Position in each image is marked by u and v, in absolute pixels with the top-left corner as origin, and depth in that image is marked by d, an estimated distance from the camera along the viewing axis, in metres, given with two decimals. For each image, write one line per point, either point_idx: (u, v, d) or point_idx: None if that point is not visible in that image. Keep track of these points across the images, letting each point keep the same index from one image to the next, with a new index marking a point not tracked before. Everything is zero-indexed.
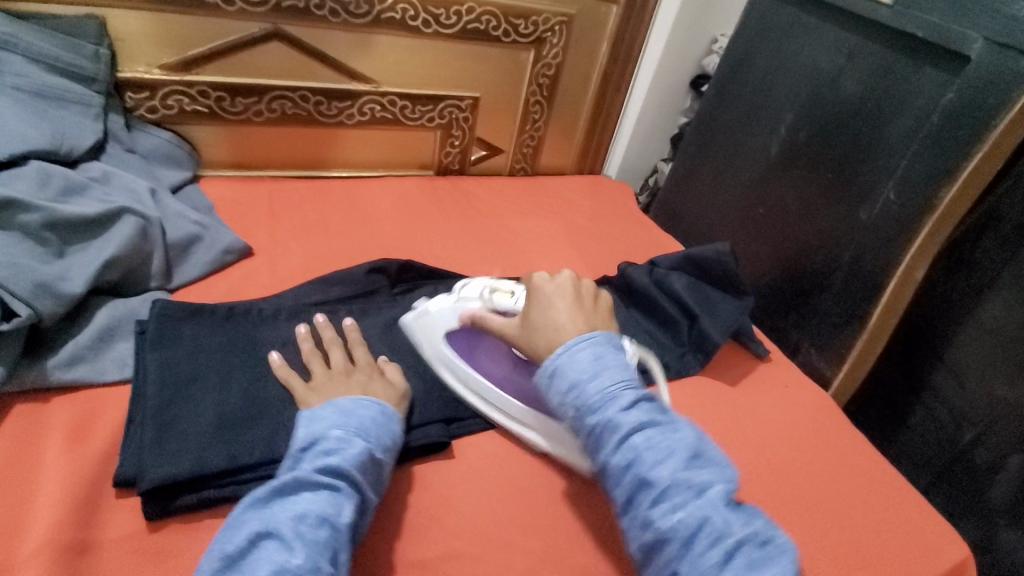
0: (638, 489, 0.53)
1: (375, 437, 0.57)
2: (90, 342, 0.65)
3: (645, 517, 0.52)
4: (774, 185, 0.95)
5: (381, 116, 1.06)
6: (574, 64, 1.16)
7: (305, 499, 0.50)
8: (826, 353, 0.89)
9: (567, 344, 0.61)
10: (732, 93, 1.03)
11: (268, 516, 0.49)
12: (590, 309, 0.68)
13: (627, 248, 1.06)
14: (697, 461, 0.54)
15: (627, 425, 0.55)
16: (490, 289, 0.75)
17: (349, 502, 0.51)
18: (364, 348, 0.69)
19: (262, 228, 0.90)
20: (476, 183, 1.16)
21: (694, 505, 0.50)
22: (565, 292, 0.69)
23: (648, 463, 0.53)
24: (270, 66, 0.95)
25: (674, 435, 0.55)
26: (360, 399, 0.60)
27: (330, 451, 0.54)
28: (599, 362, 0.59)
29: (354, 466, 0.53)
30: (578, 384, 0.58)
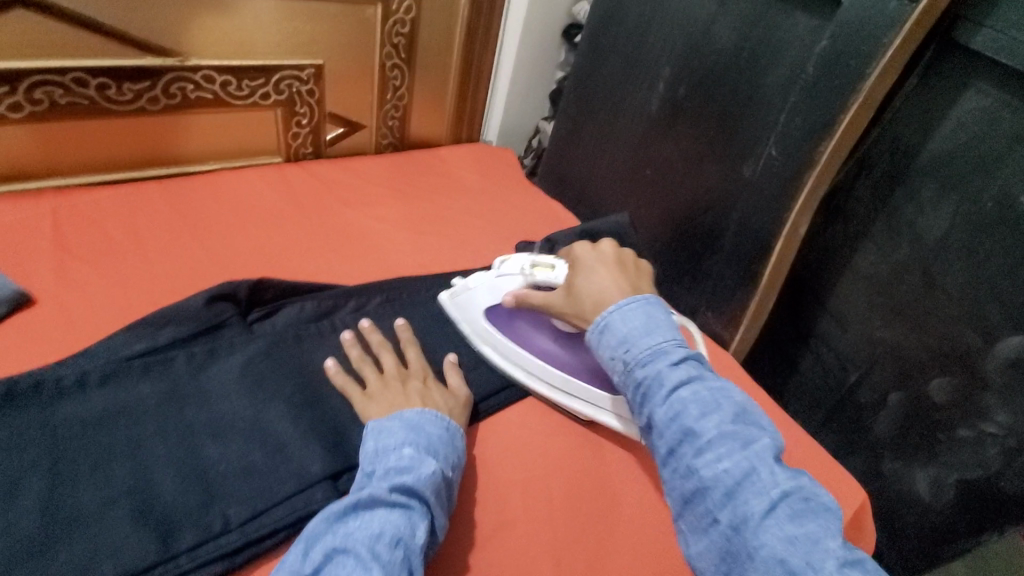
0: (683, 440, 0.47)
1: (444, 455, 0.54)
2: None
3: (689, 467, 0.46)
4: (660, 143, 0.90)
5: (197, 97, 0.85)
6: (432, 18, 1.01)
7: (379, 517, 0.47)
8: (722, 316, 0.88)
9: (619, 304, 0.57)
10: (607, 46, 0.95)
11: (345, 534, 0.46)
12: (635, 275, 0.62)
13: (519, 224, 0.97)
14: (746, 418, 0.48)
15: (673, 378, 0.50)
16: (530, 264, 0.69)
17: (424, 523, 0.48)
18: (417, 352, 0.65)
19: (48, 262, 0.68)
20: (339, 167, 1.00)
21: (739, 455, 0.45)
22: (610, 262, 0.63)
23: (692, 415, 0.48)
24: (19, 43, 0.71)
25: (725, 392, 0.49)
26: (423, 411, 0.57)
27: (403, 469, 0.51)
28: (650, 323, 0.54)
29: (426, 485, 0.50)
30: (628, 341, 0.54)
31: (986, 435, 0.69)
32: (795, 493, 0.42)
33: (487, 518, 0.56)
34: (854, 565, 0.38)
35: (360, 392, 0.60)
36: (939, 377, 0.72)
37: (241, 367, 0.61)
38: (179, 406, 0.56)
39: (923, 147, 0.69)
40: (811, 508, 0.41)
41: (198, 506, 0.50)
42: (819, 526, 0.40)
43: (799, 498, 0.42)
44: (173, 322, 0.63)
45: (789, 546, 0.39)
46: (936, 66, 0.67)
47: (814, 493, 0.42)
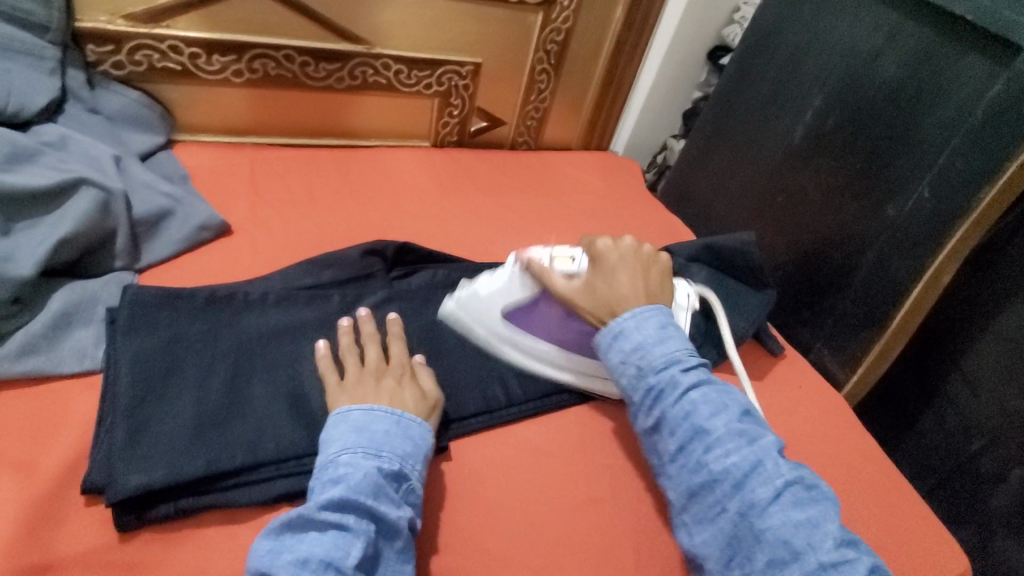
0: (693, 438, 0.53)
1: (389, 453, 0.51)
2: (44, 330, 0.56)
3: (698, 462, 0.52)
4: (796, 172, 0.89)
5: (374, 81, 0.97)
6: (586, 30, 1.07)
7: (309, 540, 0.45)
8: (840, 355, 0.85)
9: (634, 312, 0.60)
10: (756, 70, 0.95)
11: (270, 556, 0.44)
12: (653, 277, 0.66)
13: (638, 232, 1.00)
14: (750, 417, 0.55)
15: (685, 382, 0.55)
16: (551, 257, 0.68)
17: (358, 540, 0.45)
18: (401, 345, 0.63)
19: (244, 204, 0.82)
20: (478, 157, 1.08)
21: (746, 451, 0.51)
22: (630, 263, 0.66)
23: (703, 415, 0.53)
24: (252, 21, 0.85)
25: (730, 395, 0.56)
26: (374, 409, 0.54)
27: (338, 479, 0.49)
28: (662, 331, 0.59)
29: (362, 494, 0.47)
30: (644, 348, 0.58)
31: None
32: (798, 483, 0.50)
33: (572, 494, 0.60)
34: (848, 544, 0.46)
35: (337, 380, 0.58)
36: None
37: (383, 313, 0.70)
38: (333, 335, 0.65)
39: None
40: (812, 497, 0.49)
41: None
42: (819, 511, 0.48)
43: (801, 488, 0.49)
44: (333, 266, 0.73)
45: (794, 528, 0.47)
46: None
47: (812, 483, 0.51)
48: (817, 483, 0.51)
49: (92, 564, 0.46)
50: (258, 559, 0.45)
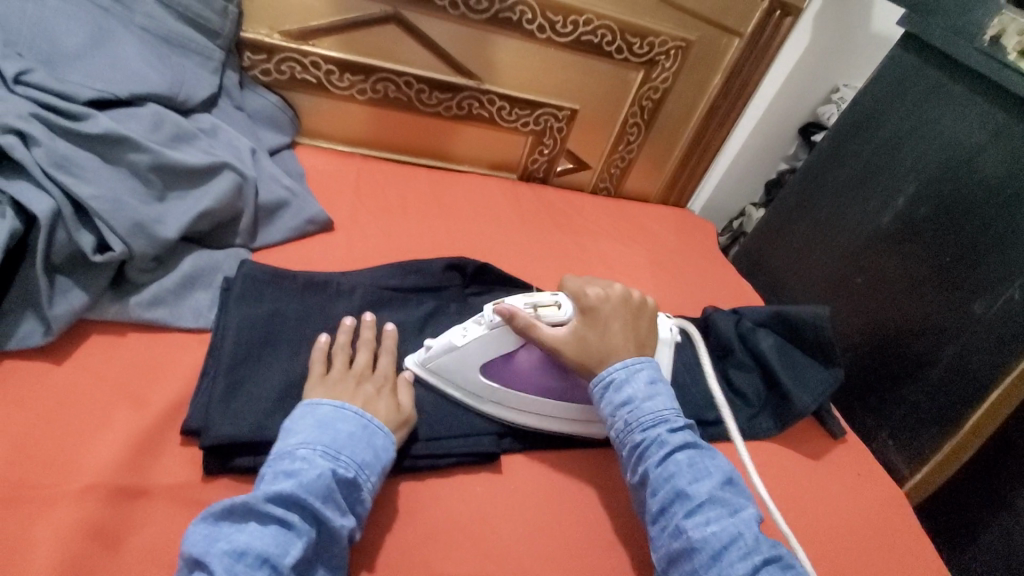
0: (675, 500, 0.53)
1: (346, 455, 0.51)
2: (173, 286, 0.64)
3: (677, 526, 0.52)
4: (880, 256, 0.88)
5: (477, 113, 1.05)
6: (683, 92, 1.12)
7: (250, 530, 0.45)
8: (907, 450, 0.82)
9: (626, 363, 0.60)
10: (850, 150, 0.95)
11: (206, 541, 0.44)
12: (641, 326, 0.65)
13: (706, 291, 1.01)
14: (731, 486, 0.55)
15: (674, 442, 0.56)
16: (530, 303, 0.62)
17: (298, 540, 0.45)
18: (390, 359, 0.63)
19: (347, 206, 0.90)
20: (560, 196, 1.14)
21: (727, 521, 0.51)
22: (622, 313, 0.64)
23: (686, 478, 0.54)
24: (383, 48, 0.96)
25: (714, 461, 0.56)
26: (342, 408, 0.55)
27: (290, 472, 0.48)
28: (652, 387, 0.60)
29: (311, 494, 0.47)
30: (633, 403, 0.58)
31: None
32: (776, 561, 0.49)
33: (610, 531, 0.61)
34: None
35: (321, 372, 0.59)
36: None
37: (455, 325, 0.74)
38: (408, 336, 0.70)
39: None
40: None
41: None
42: None
43: (779, 566, 0.49)
44: (418, 273, 0.78)
45: None
46: None
47: (792, 562, 0.50)
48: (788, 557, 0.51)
49: (178, 498, 0.51)
50: (195, 539, 0.44)
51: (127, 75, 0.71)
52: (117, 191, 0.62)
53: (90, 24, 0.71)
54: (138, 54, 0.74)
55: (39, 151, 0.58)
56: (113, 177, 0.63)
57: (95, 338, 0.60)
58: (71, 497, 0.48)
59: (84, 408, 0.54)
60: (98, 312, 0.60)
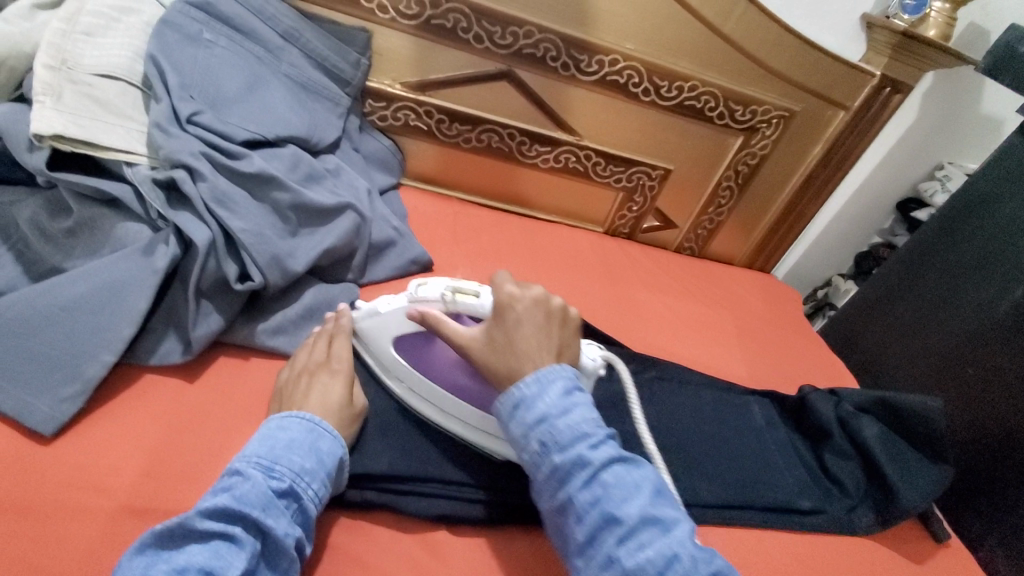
0: (603, 527, 0.46)
1: (289, 462, 0.49)
2: (295, 317, 0.68)
3: (608, 557, 0.45)
4: (995, 348, 0.83)
5: (573, 167, 1.08)
6: (781, 160, 1.11)
7: (187, 550, 0.43)
8: (1015, 561, 0.75)
9: (537, 375, 0.52)
10: (961, 234, 0.92)
11: (138, 570, 0.41)
12: (561, 334, 0.57)
13: (796, 364, 0.98)
14: (661, 496, 0.48)
15: (597, 462, 0.48)
16: (450, 292, 0.59)
17: (242, 553, 0.43)
18: (345, 340, 0.65)
19: (444, 249, 0.94)
20: (644, 252, 1.14)
21: (661, 543, 0.45)
22: (537, 316, 0.56)
23: (615, 501, 0.47)
24: (493, 102, 1.01)
25: (640, 471, 0.49)
26: (288, 416, 0.54)
27: (228, 487, 0.46)
28: (569, 395, 0.51)
29: (252, 504, 0.45)
30: (547, 421, 0.50)
31: None
32: None
33: None
34: None
35: (287, 371, 0.62)
36: None
37: None
38: None
39: None
40: None
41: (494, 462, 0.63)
42: None
43: None
44: None
45: None
46: None
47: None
48: (721, 567, 0.46)
49: None
50: (127, 572, 0.42)
51: (272, 119, 0.78)
52: (261, 225, 0.67)
53: (247, 72, 0.79)
54: (283, 99, 0.81)
55: (204, 186, 0.64)
56: (258, 212, 0.68)
57: (222, 359, 0.64)
58: None
59: (211, 426, 0.58)
60: (230, 336, 0.65)
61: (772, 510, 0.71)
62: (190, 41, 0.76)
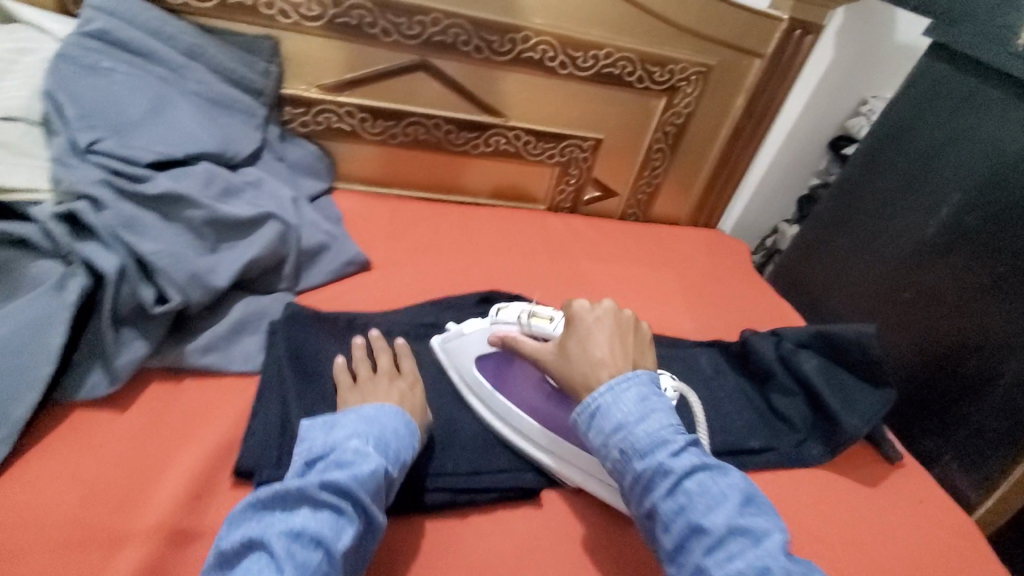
0: (691, 536, 0.47)
1: (392, 452, 0.54)
2: (225, 333, 0.68)
3: (698, 565, 0.46)
4: (927, 270, 0.85)
5: (504, 149, 1.09)
6: (707, 115, 1.13)
7: (303, 515, 0.46)
8: (972, 474, 0.78)
9: (610, 384, 0.55)
10: (883, 163, 0.94)
11: (260, 527, 0.46)
12: (631, 344, 0.61)
13: (742, 313, 1.00)
14: (750, 506, 0.49)
15: (678, 469, 0.49)
16: (528, 313, 0.67)
17: (350, 528, 0.47)
18: (409, 360, 0.68)
19: (382, 246, 0.94)
20: (587, 224, 1.15)
21: (753, 554, 0.45)
22: (608, 325, 0.61)
23: (700, 510, 0.47)
24: (412, 94, 1.01)
25: (727, 480, 0.50)
26: (383, 407, 0.58)
27: (343, 463, 0.50)
28: (645, 403, 0.53)
29: (365, 486, 0.49)
30: (624, 428, 0.52)
31: None
32: None
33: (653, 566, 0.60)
34: None
35: (349, 383, 0.64)
36: None
37: None
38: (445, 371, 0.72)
39: None
40: None
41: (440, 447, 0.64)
42: None
43: None
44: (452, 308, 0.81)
45: None
46: None
47: None
48: None
49: None
50: (247, 528, 0.46)
51: (180, 137, 0.77)
52: (176, 246, 0.67)
53: (150, 93, 0.78)
54: (190, 116, 0.80)
55: (108, 214, 0.64)
56: (171, 234, 0.68)
57: (154, 384, 0.64)
58: (132, 539, 0.51)
59: (146, 450, 0.58)
60: (159, 360, 0.64)
61: (722, 453, 0.73)
62: (87, 71, 0.75)
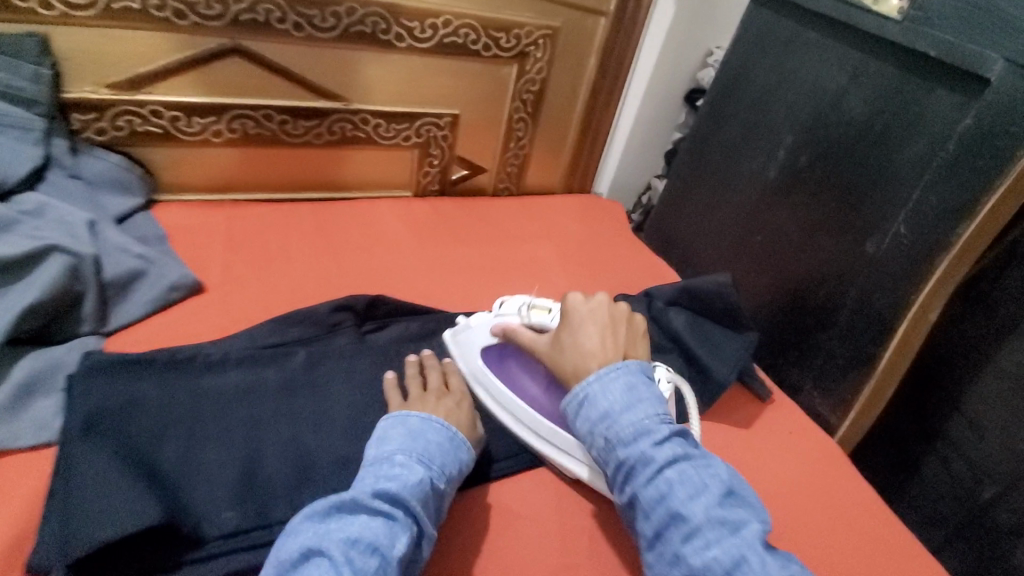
0: (669, 524, 0.50)
1: (439, 464, 0.56)
2: (6, 400, 0.58)
3: (676, 553, 0.49)
4: (774, 211, 0.88)
5: (353, 135, 0.99)
6: (561, 80, 1.10)
7: (360, 522, 0.49)
8: (830, 397, 0.82)
9: (598, 373, 0.58)
10: (726, 112, 0.96)
11: (317, 536, 0.48)
12: (623, 335, 0.63)
13: (619, 275, 1.00)
14: (731, 498, 0.51)
15: (660, 458, 0.52)
16: (528, 306, 0.71)
17: (404, 534, 0.49)
18: (458, 377, 0.68)
19: (218, 261, 0.83)
20: (457, 205, 1.09)
21: (728, 543, 0.47)
22: (599, 318, 0.63)
23: (681, 498, 0.50)
24: (230, 83, 0.88)
25: (710, 471, 0.52)
26: (429, 420, 0.59)
27: (391, 476, 0.53)
28: (631, 393, 0.56)
29: (413, 495, 0.52)
30: (610, 416, 0.56)
31: None
32: None
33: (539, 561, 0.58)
34: None
35: (400, 402, 0.64)
36: None
37: (350, 371, 0.69)
38: (297, 394, 0.65)
39: None
40: None
41: (295, 484, 0.58)
42: None
43: None
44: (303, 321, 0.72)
45: None
46: None
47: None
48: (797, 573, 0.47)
49: None
50: (304, 538, 0.48)
51: None
52: None
53: None
54: None
55: None
56: None
57: None
58: None
59: None
60: None
61: None
62: None
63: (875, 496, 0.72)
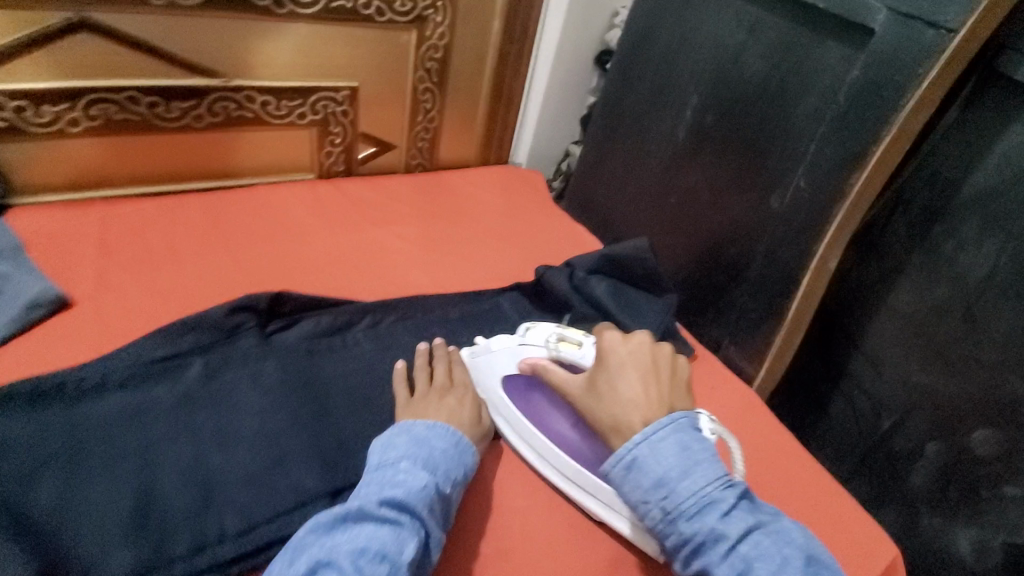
0: None
1: (444, 471, 0.54)
2: None
3: None
4: (686, 171, 0.88)
5: (238, 115, 0.89)
6: (466, 45, 1.04)
7: (367, 531, 0.47)
8: (746, 350, 0.85)
9: (645, 434, 0.51)
10: (635, 74, 0.95)
11: (324, 548, 0.46)
12: (666, 381, 0.57)
13: (542, 247, 0.98)
14: (814, 565, 0.46)
15: (733, 533, 0.46)
16: (557, 337, 0.64)
17: (412, 539, 0.47)
18: (465, 369, 0.67)
19: (88, 269, 0.73)
20: (367, 186, 1.02)
21: None
22: (639, 361, 0.57)
23: (762, 573, 0.45)
24: (82, 63, 0.76)
25: (784, 538, 0.47)
26: (435, 426, 0.57)
27: (396, 483, 0.51)
28: (686, 454, 0.50)
29: (420, 501, 0.50)
30: (666, 484, 0.49)
31: (1008, 498, 0.66)
32: None
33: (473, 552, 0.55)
34: None
35: (405, 399, 0.62)
36: (981, 430, 0.68)
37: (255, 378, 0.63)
38: (194, 411, 0.59)
39: (967, 180, 0.66)
40: None
41: (196, 512, 0.52)
42: None
43: None
44: (194, 329, 0.65)
45: None
46: (976, 99, 0.65)
47: None
48: None
49: None
50: (313, 548, 0.46)
51: None
52: None
53: None
54: None
55: None
56: None
57: None
58: None
59: None
60: None
61: None
62: None
63: (791, 440, 0.75)
